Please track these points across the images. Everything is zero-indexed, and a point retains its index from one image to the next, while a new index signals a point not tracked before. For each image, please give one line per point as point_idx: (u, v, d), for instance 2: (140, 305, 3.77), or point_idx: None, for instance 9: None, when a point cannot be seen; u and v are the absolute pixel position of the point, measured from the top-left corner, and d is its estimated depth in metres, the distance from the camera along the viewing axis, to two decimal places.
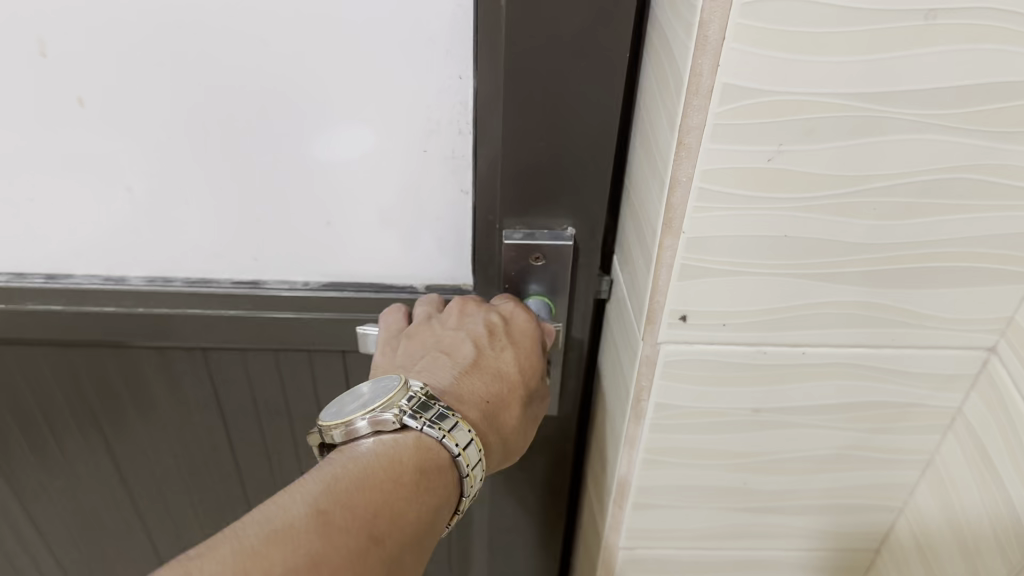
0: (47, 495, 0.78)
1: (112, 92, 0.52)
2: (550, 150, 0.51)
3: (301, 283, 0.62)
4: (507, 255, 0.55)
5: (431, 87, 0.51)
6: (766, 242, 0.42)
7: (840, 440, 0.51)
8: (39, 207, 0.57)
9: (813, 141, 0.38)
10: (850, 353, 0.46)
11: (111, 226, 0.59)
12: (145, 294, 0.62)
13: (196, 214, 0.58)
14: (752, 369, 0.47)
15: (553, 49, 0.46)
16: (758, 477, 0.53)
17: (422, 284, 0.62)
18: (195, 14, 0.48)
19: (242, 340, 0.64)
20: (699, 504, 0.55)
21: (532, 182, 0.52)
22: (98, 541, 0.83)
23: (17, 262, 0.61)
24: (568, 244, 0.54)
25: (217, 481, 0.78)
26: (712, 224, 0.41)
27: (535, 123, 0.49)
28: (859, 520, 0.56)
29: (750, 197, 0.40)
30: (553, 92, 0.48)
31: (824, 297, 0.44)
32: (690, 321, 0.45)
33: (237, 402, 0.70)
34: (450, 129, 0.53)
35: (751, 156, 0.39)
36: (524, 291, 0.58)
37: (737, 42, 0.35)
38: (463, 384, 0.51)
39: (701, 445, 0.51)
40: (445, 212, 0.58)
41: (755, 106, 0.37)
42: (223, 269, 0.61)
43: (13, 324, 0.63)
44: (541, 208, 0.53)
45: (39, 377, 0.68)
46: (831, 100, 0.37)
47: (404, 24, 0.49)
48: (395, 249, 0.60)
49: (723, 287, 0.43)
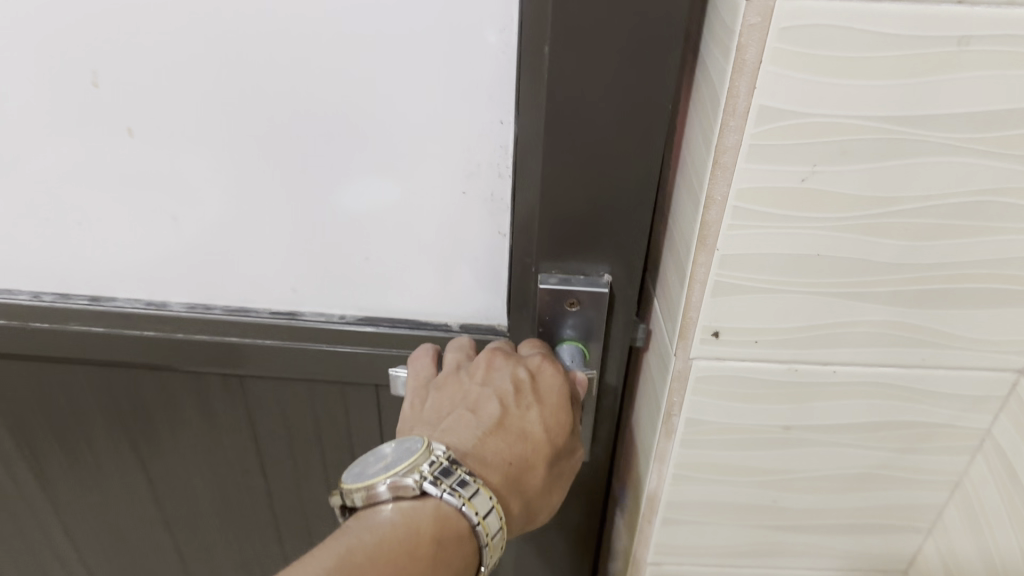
0: (82, 509, 0.80)
1: (164, 125, 0.55)
2: (588, 198, 0.52)
3: (338, 316, 0.64)
4: (542, 300, 0.57)
5: (472, 130, 0.53)
6: (799, 260, 0.43)
7: (868, 460, 0.51)
8: (88, 231, 0.61)
9: (845, 162, 0.40)
10: (880, 371, 0.47)
11: (156, 252, 0.62)
12: (185, 320, 0.64)
13: (240, 242, 0.60)
14: (785, 385, 0.48)
15: (594, 100, 0.48)
16: (785, 495, 0.53)
17: (456, 321, 0.64)
18: (245, 54, 0.51)
19: (279, 364, 0.66)
20: (728, 521, 0.55)
21: (566, 227, 0.53)
22: (130, 557, 0.85)
23: (64, 284, 0.64)
24: (603, 290, 0.56)
25: (247, 503, 0.79)
26: (746, 241, 0.42)
27: (575, 172, 0.51)
28: (887, 542, 0.56)
29: (782, 215, 0.42)
30: (590, 142, 0.49)
31: (856, 316, 0.45)
32: (722, 337, 0.46)
33: (271, 425, 0.72)
34: (489, 171, 0.55)
35: (786, 176, 0.40)
36: (558, 335, 0.59)
37: (774, 65, 0.37)
38: (487, 443, 0.52)
39: (729, 461, 0.52)
40: (481, 250, 0.59)
41: (789, 127, 0.39)
42: (264, 298, 0.64)
43: (57, 341, 0.66)
44: (575, 254, 0.55)
45: (79, 394, 0.71)
46: (864, 123, 0.39)
47: (448, 71, 0.51)
48: (431, 284, 0.62)
49: (755, 304, 0.45)
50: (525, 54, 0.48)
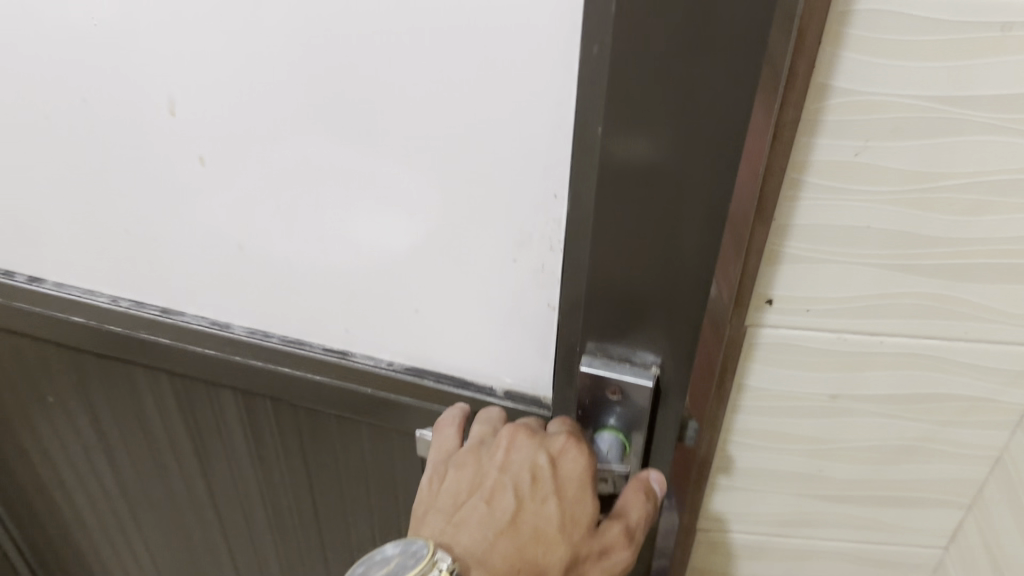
0: (150, 496, 0.85)
1: (227, 153, 0.51)
2: (649, 297, 0.41)
3: (385, 362, 0.59)
4: (582, 382, 0.46)
5: (525, 201, 0.46)
6: (851, 233, 0.44)
7: (908, 432, 0.52)
8: (162, 247, 0.60)
9: (896, 139, 0.40)
10: (924, 343, 0.48)
11: (221, 276, 0.59)
12: (242, 344, 0.62)
13: (294, 276, 0.56)
14: (834, 354, 0.49)
15: (658, 185, 0.37)
16: (828, 464, 0.54)
17: (503, 388, 0.57)
18: (305, 92, 0.46)
19: (320, 402, 0.64)
20: (775, 490, 0.56)
21: (622, 320, 0.43)
22: (194, 546, 0.89)
23: (138, 293, 0.64)
24: (652, 385, 0.44)
25: (297, 523, 0.79)
26: (802, 213, 0.43)
27: (618, 248, 0.40)
28: (928, 518, 0.56)
29: (836, 188, 0.42)
30: (653, 233, 0.39)
31: (904, 289, 0.46)
32: (777, 305, 0.47)
33: (319, 459, 0.71)
34: (542, 244, 0.47)
35: (840, 151, 0.41)
36: (599, 422, 0.49)
37: (833, 46, 0.38)
38: (495, 546, 0.47)
39: (777, 428, 0.53)
40: (532, 329, 0.52)
41: (848, 104, 0.39)
42: (318, 334, 0.60)
43: (123, 347, 0.68)
44: (626, 339, 0.44)
45: (142, 399, 0.74)
46: (914, 103, 0.39)
47: (507, 132, 0.43)
48: (481, 350, 0.55)
49: (809, 274, 0.46)
50: (582, 120, 0.41)
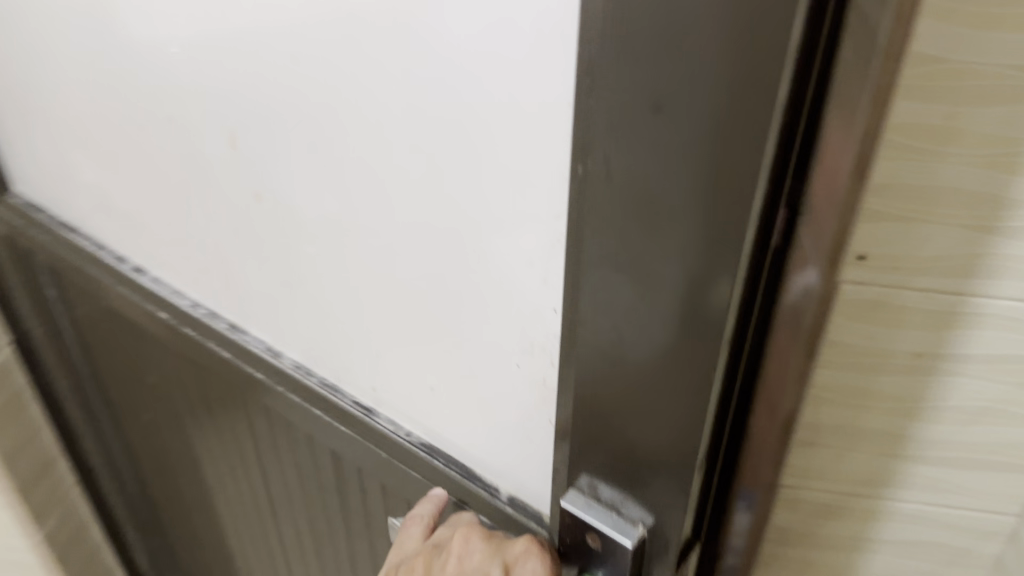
0: (223, 486, 1.00)
1: (279, 204, 0.61)
2: (634, 441, 0.44)
3: (404, 433, 0.67)
4: (566, 524, 0.50)
5: (527, 310, 0.49)
6: (938, 192, 0.50)
7: (985, 393, 0.57)
8: (231, 264, 0.72)
9: (982, 106, 0.47)
10: (1004, 303, 0.53)
11: (274, 304, 0.70)
12: (287, 374, 0.74)
13: (333, 323, 0.66)
14: (921, 310, 0.55)
15: (643, 342, 0.40)
16: (909, 422, 0.60)
17: (508, 493, 0.61)
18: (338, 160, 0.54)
19: (332, 437, 0.74)
20: (857, 448, 0.62)
21: (614, 459, 0.46)
22: (253, 538, 1.03)
23: (213, 303, 0.78)
24: (631, 543, 0.47)
25: (324, 533, 0.89)
26: (894, 172, 0.50)
27: (612, 389, 0.43)
28: (1002, 483, 0.61)
29: (925, 149, 0.49)
30: (641, 381, 0.42)
31: (986, 248, 0.52)
32: (867, 261, 0.54)
33: (335, 485, 0.81)
34: (542, 357, 0.51)
35: (930, 115, 0.48)
36: (587, 565, 0.51)
37: (928, 19, 0.45)
38: None
39: (862, 384, 0.59)
40: (532, 437, 0.56)
41: (938, 72, 0.46)
42: (348, 384, 0.70)
43: (201, 353, 0.82)
44: (630, 484, 0.46)
45: (215, 399, 0.89)
46: (1000, 72, 0.46)
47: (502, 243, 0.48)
48: (484, 437, 0.60)
49: (899, 231, 0.52)
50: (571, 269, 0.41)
